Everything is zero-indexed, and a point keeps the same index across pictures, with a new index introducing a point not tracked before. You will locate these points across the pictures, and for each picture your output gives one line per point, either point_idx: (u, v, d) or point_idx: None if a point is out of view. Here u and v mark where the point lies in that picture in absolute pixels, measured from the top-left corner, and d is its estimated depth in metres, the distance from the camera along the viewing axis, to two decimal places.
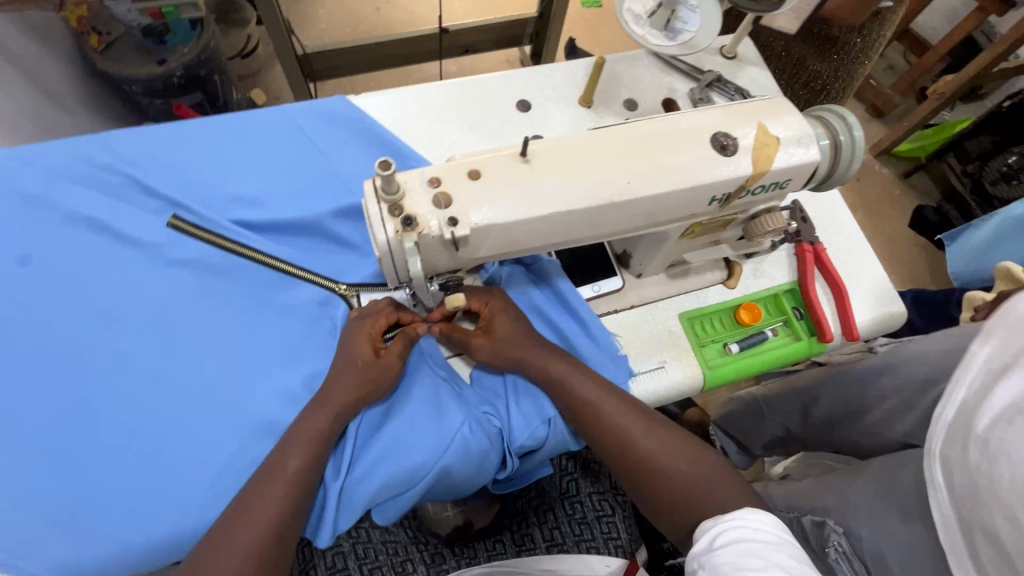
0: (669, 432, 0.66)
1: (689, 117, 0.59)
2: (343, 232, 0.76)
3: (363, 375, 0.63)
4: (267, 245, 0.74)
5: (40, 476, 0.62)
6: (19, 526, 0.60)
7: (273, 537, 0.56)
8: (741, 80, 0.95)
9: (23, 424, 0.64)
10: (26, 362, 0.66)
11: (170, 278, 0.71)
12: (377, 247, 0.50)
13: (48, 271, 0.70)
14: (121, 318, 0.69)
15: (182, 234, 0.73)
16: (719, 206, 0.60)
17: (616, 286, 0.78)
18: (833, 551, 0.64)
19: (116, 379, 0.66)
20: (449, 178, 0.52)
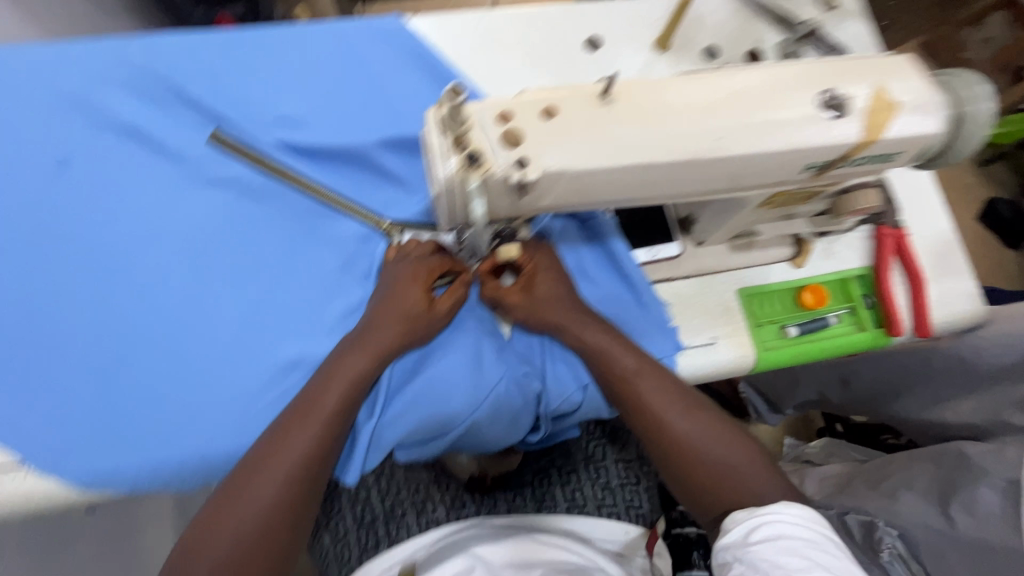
0: (707, 416, 0.64)
1: (796, 68, 0.51)
2: (389, 163, 0.71)
3: (402, 321, 0.61)
4: (310, 171, 0.70)
5: (76, 384, 0.61)
6: (56, 431, 0.59)
7: (310, 473, 0.57)
8: (838, 35, 0.84)
9: (59, 329, 0.62)
10: (62, 269, 0.64)
11: (210, 197, 0.68)
12: (436, 185, 0.45)
13: (86, 177, 0.67)
14: (160, 233, 0.66)
15: (224, 152, 0.69)
16: (813, 176, 0.53)
17: (674, 253, 0.72)
18: (888, 553, 0.75)
19: (154, 295, 0.64)
20: (521, 114, 0.46)
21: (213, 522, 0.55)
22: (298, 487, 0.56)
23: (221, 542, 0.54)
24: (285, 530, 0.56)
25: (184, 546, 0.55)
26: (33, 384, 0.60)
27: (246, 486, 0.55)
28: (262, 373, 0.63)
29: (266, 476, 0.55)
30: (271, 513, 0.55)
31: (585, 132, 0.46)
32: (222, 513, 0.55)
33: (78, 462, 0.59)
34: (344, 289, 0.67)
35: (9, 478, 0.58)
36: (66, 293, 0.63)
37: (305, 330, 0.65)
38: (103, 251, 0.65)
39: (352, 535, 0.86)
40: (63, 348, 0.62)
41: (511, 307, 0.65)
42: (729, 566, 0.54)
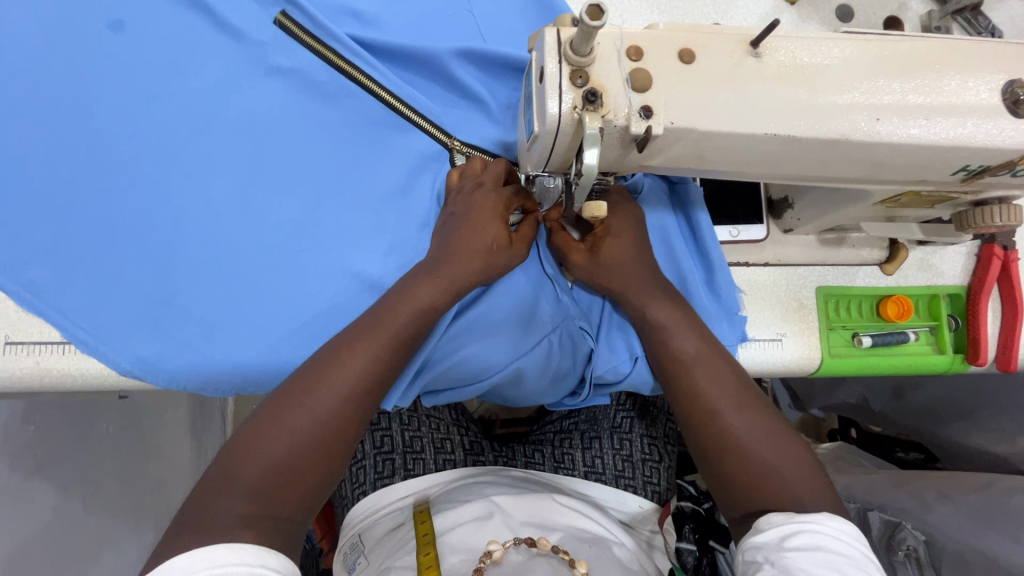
0: (765, 414, 0.56)
1: (980, 47, 0.43)
2: (466, 78, 0.65)
3: (473, 254, 0.56)
4: (382, 74, 0.63)
5: (114, 265, 0.56)
6: (91, 313, 0.56)
7: (372, 392, 0.52)
8: (996, 15, 0.72)
9: (99, 206, 0.57)
10: (103, 141, 0.58)
11: (271, 88, 0.62)
12: (543, 121, 0.39)
13: (141, 43, 0.60)
14: (214, 119, 0.60)
15: (292, 39, 0.63)
16: (960, 180, 0.47)
17: (758, 237, 0.66)
18: (905, 554, 0.73)
19: (202, 185, 0.59)
20: (654, 54, 0.40)
21: (259, 431, 0.49)
22: (358, 405, 0.51)
23: (271, 453, 0.48)
24: (339, 450, 0.51)
25: (223, 455, 0.49)
26: (68, 260, 0.56)
27: (303, 394, 0.50)
28: (308, 286, 0.59)
29: (328, 387, 0.50)
30: (329, 428, 0.50)
31: (723, 86, 0.40)
32: (273, 422, 0.49)
33: (122, 346, 0.56)
34: (404, 211, 0.62)
35: (47, 351, 0.57)
36: (108, 168, 0.58)
37: (357, 248, 0.61)
38: (152, 128, 0.59)
39: (367, 461, 0.87)
40: (102, 228, 0.57)
41: (573, 265, 0.60)
42: (758, 567, 0.47)
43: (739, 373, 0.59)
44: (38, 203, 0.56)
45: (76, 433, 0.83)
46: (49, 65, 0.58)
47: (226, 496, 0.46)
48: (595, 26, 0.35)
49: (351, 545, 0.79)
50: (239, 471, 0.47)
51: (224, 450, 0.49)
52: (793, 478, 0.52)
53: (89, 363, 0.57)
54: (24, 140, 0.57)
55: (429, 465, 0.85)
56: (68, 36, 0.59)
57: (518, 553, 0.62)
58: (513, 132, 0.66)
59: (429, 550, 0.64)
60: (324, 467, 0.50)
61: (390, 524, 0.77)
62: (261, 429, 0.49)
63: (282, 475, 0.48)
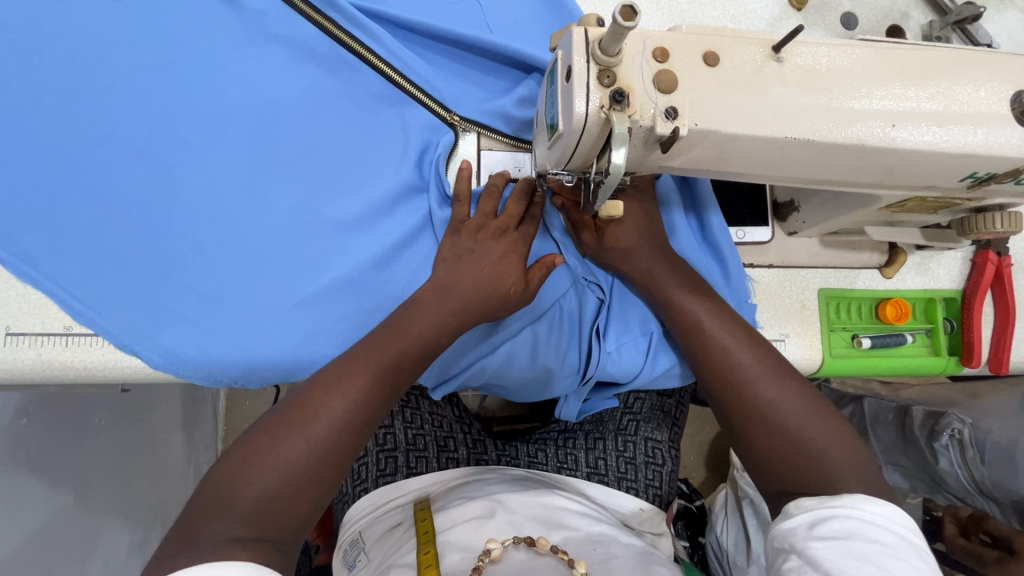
0: (797, 391, 0.57)
1: (989, 57, 0.44)
2: (462, 55, 0.66)
3: (484, 305, 0.56)
4: (385, 45, 0.63)
5: (115, 240, 0.56)
6: (92, 288, 0.55)
7: (366, 424, 0.51)
8: (991, 26, 0.74)
9: (101, 186, 0.56)
10: (105, 115, 0.57)
11: (273, 56, 0.61)
12: (570, 120, 0.39)
13: (138, 10, 0.59)
14: (217, 92, 0.59)
15: (290, 8, 0.62)
16: (968, 187, 0.48)
17: (763, 239, 0.67)
18: (944, 441, 0.87)
19: (206, 161, 0.58)
20: (679, 55, 0.40)
21: (253, 457, 0.47)
22: (354, 435, 0.50)
23: (264, 482, 0.47)
24: (334, 478, 0.50)
25: (215, 476, 0.47)
26: (66, 233, 0.55)
27: (301, 423, 0.49)
28: (311, 261, 0.59)
29: (323, 416, 0.49)
30: (325, 457, 0.49)
31: (747, 88, 0.41)
32: (268, 448, 0.48)
33: (119, 318, 0.55)
34: (404, 182, 0.62)
35: (51, 343, 0.56)
36: (109, 141, 0.57)
37: (360, 223, 0.61)
38: (153, 99, 0.58)
39: (369, 457, 0.86)
40: (103, 202, 0.56)
41: (584, 245, 0.62)
42: (788, 555, 0.48)
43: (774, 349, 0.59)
44: (38, 186, 0.55)
45: (71, 428, 0.82)
46: (48, 43, 0.57)
47: (218, 520, 0.45)
48: (627, 26, 0.35)
49: (351, 543, 0.78)
50: (232, 495, 0.46)
51: (216, 468, 0.48)
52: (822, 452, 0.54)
53: (94, 354, 0.57)
54: (24, 119, 0.56)
55: (432, 463, 0.86)
56: (70, 14, 0.58)
57: (518, 552, 0.63)
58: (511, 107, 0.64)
59: (428, 549, 0.64)
60: (317, 496, 0.49)
61: (390, 522, 0.76)
62: (256, 456, 0.47)
63: (278, 500, 0.47)
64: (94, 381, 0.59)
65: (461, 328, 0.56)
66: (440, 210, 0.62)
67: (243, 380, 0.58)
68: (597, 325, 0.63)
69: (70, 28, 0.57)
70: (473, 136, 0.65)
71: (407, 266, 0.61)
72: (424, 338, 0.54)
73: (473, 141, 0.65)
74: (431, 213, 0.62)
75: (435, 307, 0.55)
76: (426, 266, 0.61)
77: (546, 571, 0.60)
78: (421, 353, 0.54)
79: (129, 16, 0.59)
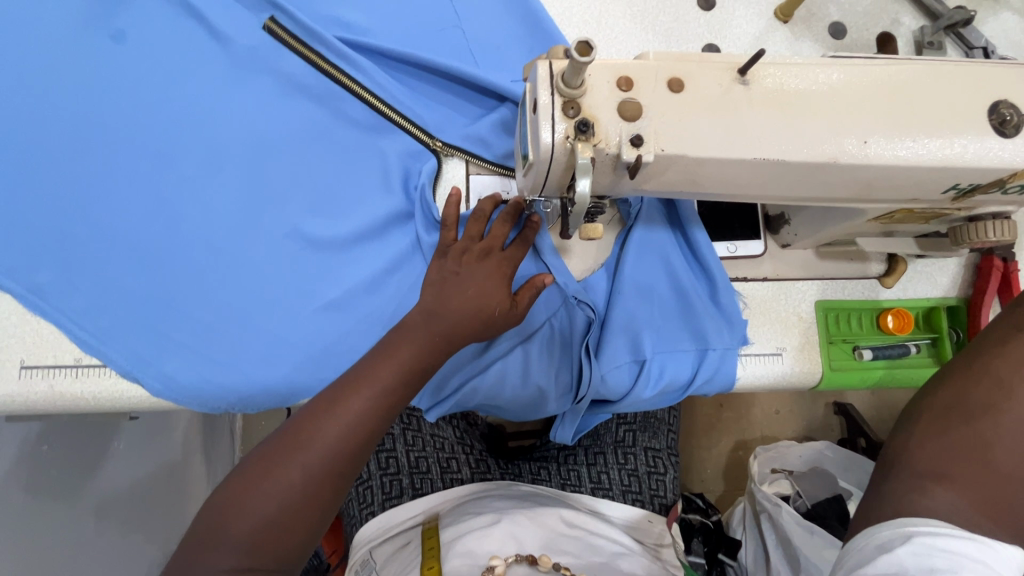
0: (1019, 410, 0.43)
1: (961, 70, 0.44)
2: (445, 83, 0.68)
3: (472, 329, 0.57)
4: (369, 75, 0.65)
5: (119, 271, 0.58)
6: (97, 318, 0.58)
7: (359, 450, 0.52)
8: (986, 28, 0.73)
9: (105, 222, 0.59)
10: (109, 155, 0.60)
11: (264, 90, 0.64)
12: (538, 150, 0.41)
13: (139, 54, 0.63)
14: (212, 127, 0.62)
15: (279, 43, 0.65)
16: (952, 199, 0.47)
17: (756, 252, 0.67)
18: None
19: (201, 194, 0.61)
20: (644, 83, 0.41)
21: (250, 486, 0.49)
22: (348, 462, 0.51)
23: (261, 509, 0.48)
24: (330, 504, 0.51)
25: (216, 505, 0.49)
26: (74, 265, 0.58)
27: (295, 449, 0.50)
28: (303, 287, 0.61)
29: (315, 443, 0.50)
30: (319, 484, 0.50)
31: (714, 112, 0.41)
32: (264, 477, 0.49)
33: (121, 347, 0.58)
34: (392, 208, 0.64)
35: (61, 375, 0.58)
36: (114, 178, 0.60)
37: (351, 249, 0.63)
38: (152, 136, 0.61)
39: (374, 481, 0.87)
40: (108, 237, 0.59)
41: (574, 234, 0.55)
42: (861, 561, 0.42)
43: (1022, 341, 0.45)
44: (48, 225, 0.58)
45: (91, 453, 0.86)
46: (60, 90, 0.61)
47: (216, 550, 0.47)
48: (584, 61, 0.36)
49: (360, 564, 0.77)
50: (232, 524, 0.48)
51: (217, 497, 0.50)
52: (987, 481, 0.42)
53: (101, 384, 0.59)
54: (36, 162, 0.59)
55: (436, 484, 0.86)
56: (77, 60, 0.62)
57: (521, 569, 0.65)
58: (492, 132, 0.66)
59: (433, 563, 0.67)
60: (314, 520, 0.50)
61: (397, 543, 0.77)
62: (253, 486, 0.49)
63: (275, 529, 0.48)
64: (103, 410, 0.61)
65: (450, 351, 0.56)
66: (428, 235, 0.63)
67: (240, 407, 0.60)
68: (588, 346, 0.63)
69: (79, 74, 0.61)
70: (460, 162, 0.66)
71: (396, 290, 0.63)
72: (413, 364, 0.54)
73: (461, 166, 0.66)
74: (419, 238, 0.63)
75: (423, 331, 0.55)
76: (415, 289, 0.63)
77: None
78: (411, 377, 0.54)
79: (130, 62, 0.62)
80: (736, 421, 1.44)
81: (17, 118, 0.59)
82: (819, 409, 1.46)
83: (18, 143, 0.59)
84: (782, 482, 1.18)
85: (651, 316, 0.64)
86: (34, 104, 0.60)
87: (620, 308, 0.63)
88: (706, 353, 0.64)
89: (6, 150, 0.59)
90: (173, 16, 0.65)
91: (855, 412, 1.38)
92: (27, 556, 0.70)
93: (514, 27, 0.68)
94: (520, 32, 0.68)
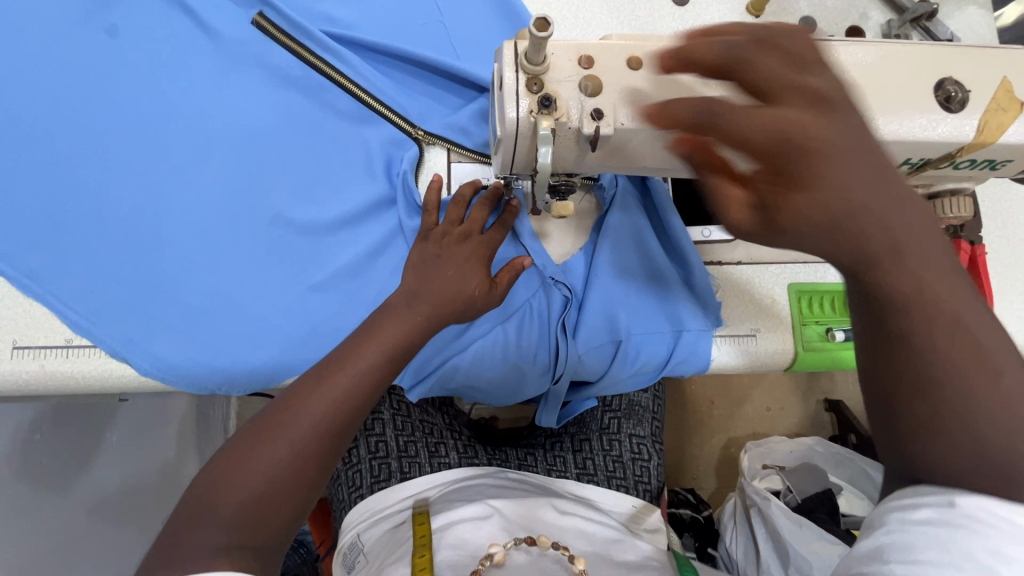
0: (913, 282, 0.34)
1: (910, 51, 0.46)
2: (427, 76, 0.70)
3: (451, 309, 0.58)
4: (354, 67, 0.68)
5: (109, 254, 0.60)
6: (87, 299, 0.59)
7: (344, 427, 0.53)
8: (951, 22, 0.75)
9: (96, 207, 0.61)
10: (102, 143, 0.62)
11: (252, 81, 0.67)
12: (504, 125, 0.43)
13: (131, 47, 0.65)
14: (200, 117, 0.65)
15: (267, 36, 0.67)
16: (907, 174, 0.49)
17: (730, 236, 0.69)
18: None
19: (189, 180, 0.63)
20: (605, 61, 0.43)
21: (236, 463, 0.49)
22: (334, 439, 0.52)
23: (247, 486, 0.48)
24: (315, 482, 0.51)
25: (202, 484, 0.50)
26: (66, 248, 0.60)
27: (282, 427, 0.51)
28: (288, 270, 0.63)
29: (301, 420, 0.51)
30: (304, 461, 0.50)
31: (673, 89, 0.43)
32: (250, 454, 0.50)
33: (110, 327, 0.59)
34: (375, 194, 0.66)
35: (53, 355, 0.60)
36: (106, 165, 0.62)
37: (336, 233, 0.65)
38: (142, 124, 0.64)
39: (362, 465, 0.89)
40: (98, 220, 0.61)
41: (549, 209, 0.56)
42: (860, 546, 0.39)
43: (925, 232, 0.34)
44: (41, 209, 0.60)
45: (82, 442, 0.87)
46: (54, 81, 0.63)
47: (203, 528, 0.47)
48: (543, 37, 0.38)
49: (349, 547, 0.79)
50: (218, 502, 0.48)
51: (203, 477, 0.50)
52: (789, 233, 0.33)
53: (92, 364, 0.60)
54: (30, 149, 0.61)
55: (424, 468, 0.87)
56: (71, 52, 0.64)
57: (520, 554, 0.65)
58: (472, 122, 0.68)
59: (424, 551, 0.65)
60: (300, 497, 0.51)
61: (389, 526, 0.77)
62: (238, 463, 0.49)
63: (261, 505, 0.49)
64: (93, 390, 0.62)
65: (430, 331, 0.58)
66: (410, 220, 0.65)
67: (227, 387, 0.62)
68: (565, 325, 0.65)
69: (73, 66, 0.64)
70: (441, 151, 0.69)
71: (378, 273, 0.65)
72: (394, 341, 0.55)
73: (442, 154, 0.69)
74: (402, 222, 0.65)
75: (404, 310, 0.57)
76: (397, 272, 0.65)
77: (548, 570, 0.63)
78: (390, 356, 0.55)
79: (121, 54, 0.65)
80: (726, 418, 1.45)
81: (13, 108, 0.62)
82: (809, 405, 1.47)
83: (13, 132, 0.61)
84: (774, 478, 1.18)
85: (628, 298, 0.66)
86: (29, 95, 0.62)
87: (596, 289, 0.65)
88: (681, 335, 0.66)
89: (0, 138, 0.61)
90: (164, 10, 0.67)
91: (847, 409, 1.40)
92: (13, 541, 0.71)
93: (494, 21, 0.71)
94: (499, 26, 0.71)
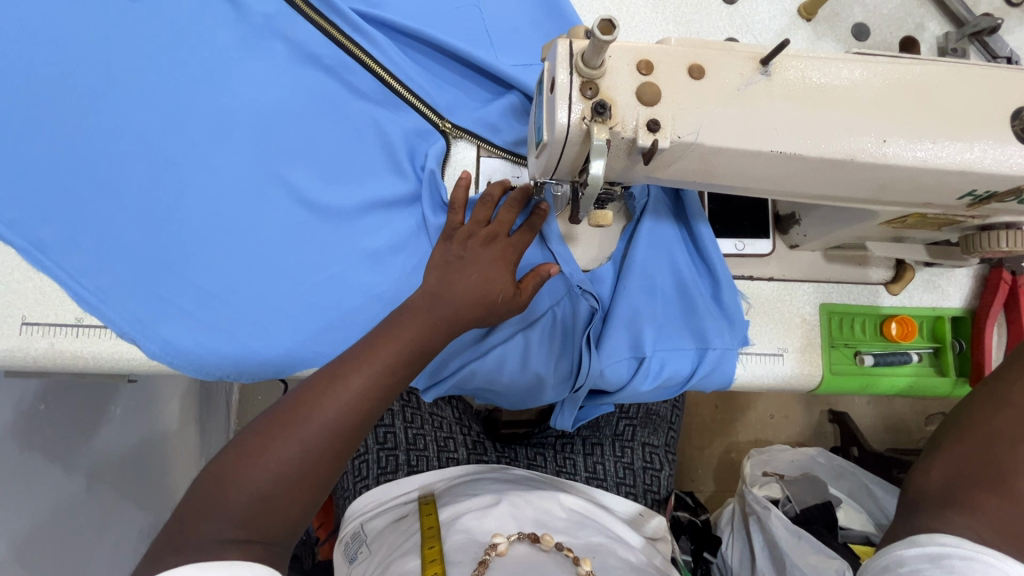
0: None
1: (986, 76, 0.43)
2: (459, 66, 0.67)
3: (472, 312, 0.56)
4: (383, 50, 0.64)
5: (121, 231, 0.58)
6: (98, 276, 0.57)
7: (358, 429, 0.50)
8: (1013, 38, 0.71)
9: (109, 181, 0.59)
10: (117, 113, 0.60)
11: (277, 57, 0.63)
12: (554, 130, 0.40)
13: (152, 12, 0.62)
14: (221, 92, 0.62)
15: (294, 11, 0.64)
16: (968, 205, 0.47)
17: (763, 251, 0.67)
18: None
19: (208, 157, 0.61)
20: (664, 68, 0.41)
21: (246, 458, 0.47)
22: (347, 440, 0.50)
23: (256, 483, 0.46)
24: (326, 481, 0.49)
25: (209, 476, 0.47)
26: (78, 222, 0.58)
27: (293, 425, 0.48)
28: (305, 261, 0.61)
29: (314, 419, 0.49)
30: (315, 461, 0.48)
31: (732, 103, 0.41)
32: (260, 450, 0.47)
33: (120, 306, 0.57)
34: (399, 188, 0.64)
35: (62, 333, 0.58)
36: (122, 137, 0.59)
37: (356, 223, 0.63)
38: (160, 96, 0.61)
39: (369, 455, 0.88)
40: (112, 196, 0.58)
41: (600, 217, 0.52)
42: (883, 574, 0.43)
43: None
44: (54, 180, 0.58)
45: (87, 415, 0.86)
46: (69, 45, 0.60)
47: (210, 521, 0.45)
48: (605, 40, 0.36)
49: (352, 536, 0.78)
50: (225, 497, 0.46)
51: (211, 468, 0.48)
52: None
53: (101, 345, 0.58)
54: (44, 116, 0.59)
55: (432, 462, 0.86)
56: (91, 15, 0.61)
57: (522, 546, 0.62)
58: (503, 117, 0.65)
59: (433, 543, 0.63)
60: (309, 496, 0.49)
61: (392, 516, 0.76)
62: (248, 458, 0.47)
63: (269, 503, 0.47)
64: (101, 371, 0.61)
65: (451, 334, 0.56)
66: (434, 217, 0.63)
67: (236, 375, 0.60)
68: (589, 338, 0.63)
69: (91, 30, 0.61)
70: (469, 145, 0.66)
71: (398, 268, 0.62)
72: (414, 344, 0.53)
73: (470, 148, 0.66)
74: (425, 218, 0.63)
75: (426, 309, 0.54)
76: (418, 268, 0.62)
77: (551, 566, 0.59)
78: (409, 356, 0.53)
79: (140, 19, 0.62)
80: (730, 424, 1.44)
81: (25, 70, 0.59)
82: (814, 415, 1.45)
83: (26, 96, 0.58)
84: (773, 486, 1.15)
85: (655, 313, 0.64)
86: (44, 57, 0.59)
87: (623, 302, 0.63)
88: (706, 352, 0.64)
89: (12, 103, 0.58)
90: None
91: (851, 421, 1.37)
92: (24, 516, 0.71)
93: (533, 11, 0.67)
94: (538, 16, 0.67)
